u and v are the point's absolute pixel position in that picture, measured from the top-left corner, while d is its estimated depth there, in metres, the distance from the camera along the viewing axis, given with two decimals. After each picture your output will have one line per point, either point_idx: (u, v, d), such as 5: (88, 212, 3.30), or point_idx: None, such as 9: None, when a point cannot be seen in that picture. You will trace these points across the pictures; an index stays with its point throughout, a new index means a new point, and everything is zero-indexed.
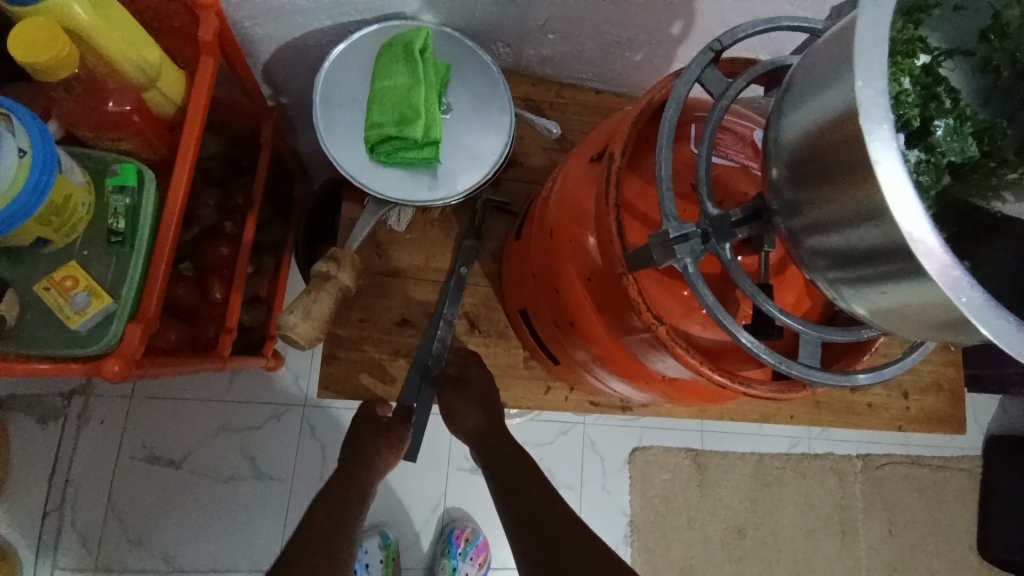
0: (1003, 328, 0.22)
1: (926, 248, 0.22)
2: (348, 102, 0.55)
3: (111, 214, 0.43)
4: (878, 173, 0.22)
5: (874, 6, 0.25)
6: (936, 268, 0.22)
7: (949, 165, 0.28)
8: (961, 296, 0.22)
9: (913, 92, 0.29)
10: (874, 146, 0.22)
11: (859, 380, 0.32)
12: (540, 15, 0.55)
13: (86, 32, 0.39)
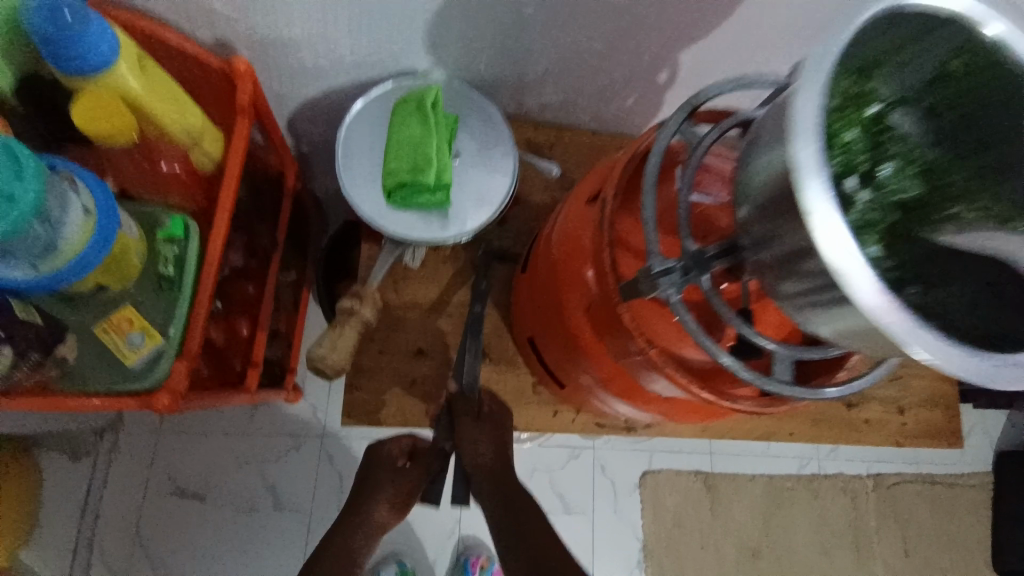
0: (922, 342, 0.26)
1: (851, 283, 0.26)
2: (367, 152, 0.60)
3: (162, 262, 0.48)
4: (808, 222, 0.26)
5: (810, 71, 0.28)
6: (862, 296, 0.26)
7: (894, 205, 0.32)
8: (883, 319, 0.26)
9: (859, 142, 0.33)
10: (805, 199, 0.26)
11: (827, 394, 0.35)
12: (539, 67, 0.60)
13: (141, 105, 0.45)
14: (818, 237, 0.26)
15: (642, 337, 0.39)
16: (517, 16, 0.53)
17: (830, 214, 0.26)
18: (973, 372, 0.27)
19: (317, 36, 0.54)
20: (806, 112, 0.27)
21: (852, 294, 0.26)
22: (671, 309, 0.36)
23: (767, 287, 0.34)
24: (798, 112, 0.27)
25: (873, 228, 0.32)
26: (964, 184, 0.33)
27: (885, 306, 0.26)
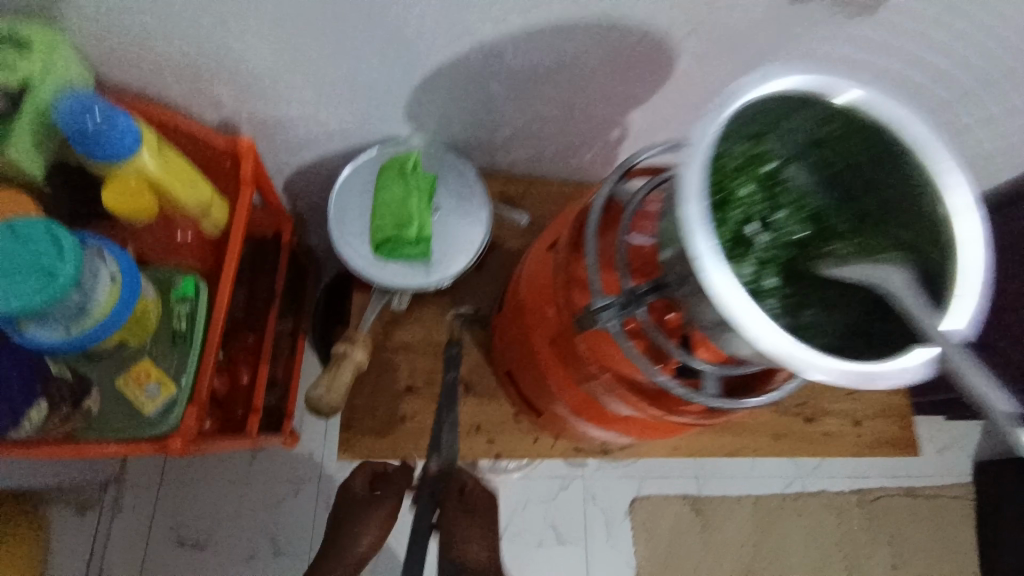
0: (794, 355, 0.33)
1: (731, 311, 0.33)
2: (354, 211, 0.66)
3: (176, 319, 0.54)
4: (696, 264, 0.33)
5: (693, 147, 0.35)
6: (742, 321, 0.33)
7: (787, 245, 0.39)
8: (761, 339, 0.33)
9: (755, 194, 0.40)
10: (693, 248, 0.33)
11: (747, 404, 0.43)
12: (505, 130, 0.68)
13: (158, 184, 0.52)
14: (705, 275, 0.33)
15: (596, 361, 0.47)
16: (484, 92, 0.61)
17: (710, 259, 0.33)
18: (842, 377, 0.33)
19: (310, 112, 0.62)
20: (690, 184, 0.34)
21: (734, 321, 0.33)
22: (613, 336, 0.42)
23: (691, 317, 0.41)
24: (684, 184, 0.34)
25: (769, 266, 0.39)
26: (847, 225, 0.39)
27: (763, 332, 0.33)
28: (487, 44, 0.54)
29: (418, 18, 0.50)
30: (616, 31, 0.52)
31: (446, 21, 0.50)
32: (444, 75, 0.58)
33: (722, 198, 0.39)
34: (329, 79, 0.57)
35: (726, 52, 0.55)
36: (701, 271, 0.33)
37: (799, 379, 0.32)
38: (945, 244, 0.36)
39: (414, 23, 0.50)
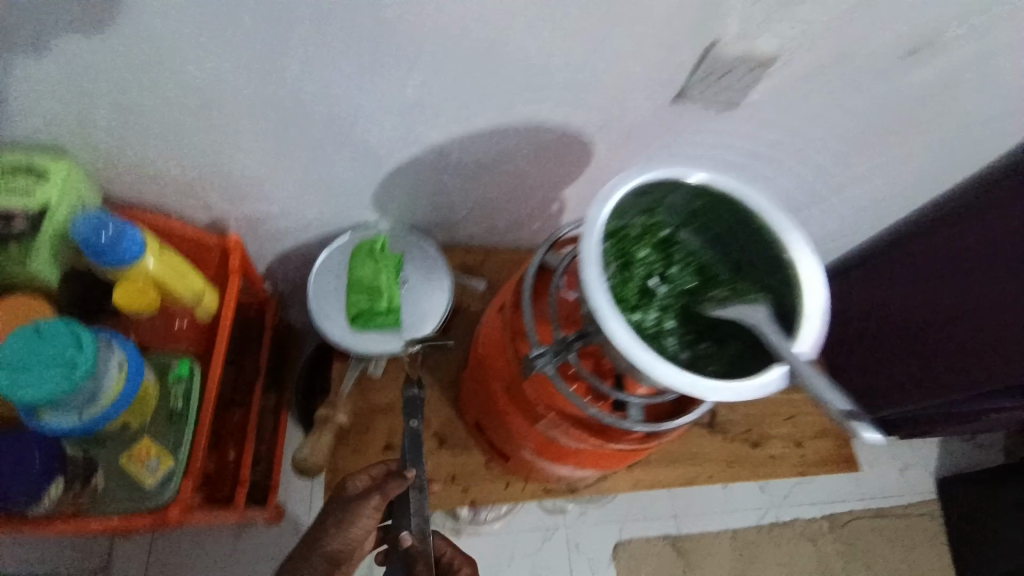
0: (680, 380, 0.42)
1: (628, 350, 0.42)
2: (331, 289, 0.75)
3: (172, 399, 0.61)
4: (597, 316, 0.42)
5: (591, 225, 0.46)
6: (637, 357, 0.42)
7: (679, 293, 0.50)
8: (653, 370, 0.42)
9: (651, 255, 0.51)
10: (593, 303, 0.43)
11: (667, 426, 0.52)
12: (461, 211, 0.78)
13: (158, 280, 0.60)
14: (605, 324, 0.42)
15: (543, 401, 0.55)
16: (438, 181, 0.71)
17: (607, 311, 0.42)
18: (721, 394, 0.42)
19: (289, 208, 0.72)
20: (591, 253, 0.44)
21: (631, 358, 0.42)
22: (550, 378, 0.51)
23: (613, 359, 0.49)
24: (586, 253, 0.44)
25: (666, 311, 0.49)
26: (726, 274, 0.50)
27: (658, 364, 0.42)
28: (437, 146, 0.65)
29: (378, 131, 0.61)
30: (541, 129, 0.64)
31: (402, 133, 0.62)
32: (403, 171, 0.69)
33: (626, 261, 0.50)
34: (306, 181, 0.68)
35: (634, 141, 0.67)
36: (603, 320, 0.42)
37: (683, 398, 0.41)
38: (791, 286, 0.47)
39: (375, 135, 0.62)
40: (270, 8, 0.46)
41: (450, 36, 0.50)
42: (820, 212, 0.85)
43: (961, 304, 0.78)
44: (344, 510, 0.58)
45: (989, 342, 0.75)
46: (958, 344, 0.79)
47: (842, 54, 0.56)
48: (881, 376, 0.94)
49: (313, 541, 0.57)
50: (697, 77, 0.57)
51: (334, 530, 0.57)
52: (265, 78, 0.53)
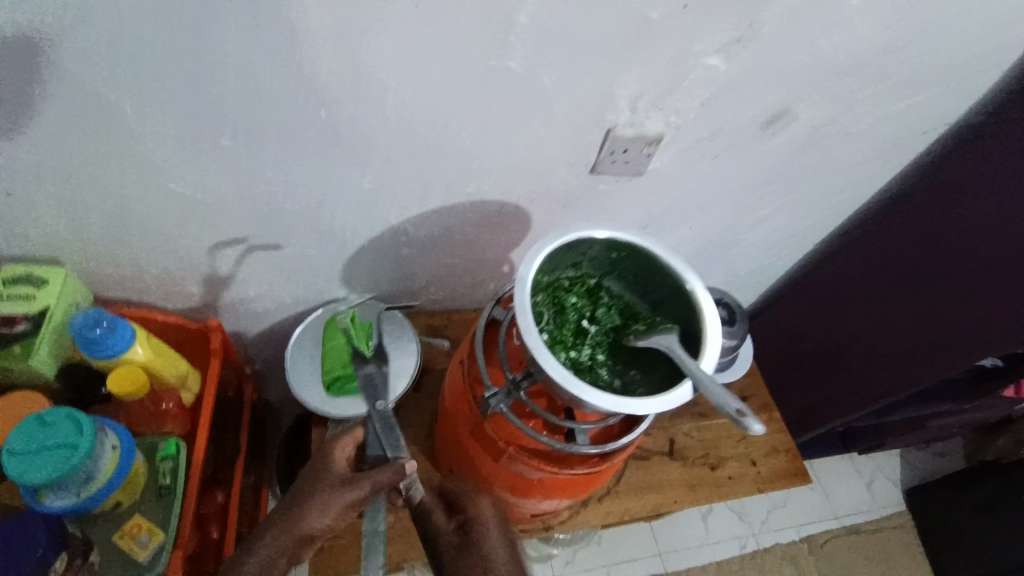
0: (605, 399, 0.50)
1: (561, 379, 0.49)
2: (307, 362, 0.81)
3: (161, 474, 0.65)
4: (534, 353, 0.50)
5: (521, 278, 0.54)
6: (568, 385, 0.49)
7: (607, 330, 0.59)
8: (584, 393, 0.50)
9: (579, 301, 0.60)
10: (529, 342, 0.50)
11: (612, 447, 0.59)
12: (422, 279, 0.87)
13: (147, 366, 0.66)
14: (540, 359, 0.50)
15: (504, 437, 0.62)
16: (399, 255, 0.81)
17: (540, 348, 0.50)
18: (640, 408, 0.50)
19: (265, 291, 0.80)
20: (524, 303, 0.52)
21: (564, 386, 0.49)
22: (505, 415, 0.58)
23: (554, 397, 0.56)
24: (519, 302, 0.52)
25: (597, 346, 0.58)
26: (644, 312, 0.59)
27: (589, 389, 0.50)
28: (394, 226, 0.75)
29: (340, 218, 0.71)
30: (483, 205, 0.75)
31: (364, 216, 0.72)
32: (366, 249, 0.78)
33: (559, 307, 0.59)
34: (278, 265, 0.76)
35: (566, 207, 0.78)
36: (539, 355, 0.50)
37: (609, 414, 0.48)
38: (694, 315, 0.57)
39: (338, 222, 0.71)
40: (242, 132, 0.56)
41: (395, 141, 0.62)
42: (740, 251, 0.98)
43: (942, 294, 0.86)
44: (318, 495, 0.62)
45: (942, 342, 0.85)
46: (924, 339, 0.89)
47: (718, 129, 0.69)
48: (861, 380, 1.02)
49: (287, 515, 0.62)
50: (603, 154, 0.69)
51: (307, 512, 0.62)
52: (238, 185, 0.62)
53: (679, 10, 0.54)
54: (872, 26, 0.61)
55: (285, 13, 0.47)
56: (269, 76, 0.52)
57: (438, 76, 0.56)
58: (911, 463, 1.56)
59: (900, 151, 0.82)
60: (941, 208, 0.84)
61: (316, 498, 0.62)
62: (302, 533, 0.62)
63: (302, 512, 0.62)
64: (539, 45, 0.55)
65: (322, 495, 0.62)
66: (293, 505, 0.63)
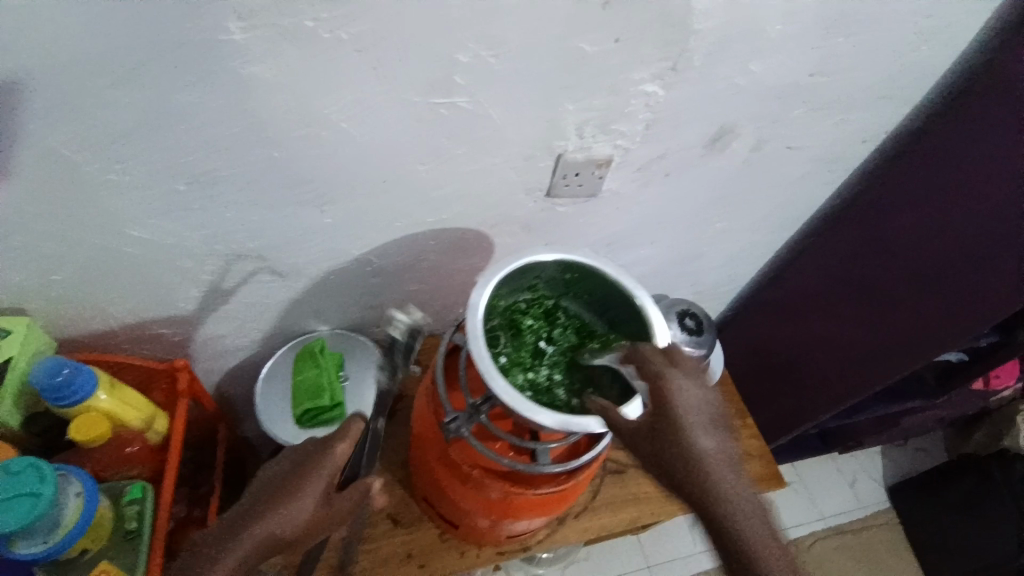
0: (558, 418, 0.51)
1: (514, 403, 0.51)
2: (278, 396, 0.82)
3: (127, 519, 0.66)
4: (488, 379, 0.51)
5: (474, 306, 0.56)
6: (521, 408, 0.50)
7: (563, 350, 0.61)
8: (537, 415, 0.51)
9: (536, 323, 0.62)
10: (483, 369, 0.52)
11: (573, 465, 0.60)
12: (392, 307, 0.89)
13: (110, 411, 0.66)
14: (493, 385, 0.51)
15: (468, 460, 0.63)
16: (366, 286, 0.82)
17: (493, 374, 0.51)
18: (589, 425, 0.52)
19: (234, 327, 0.80)
20: (476, 326, 0.54)
21: (518, 410, 0.51)
22: (468, 440, 0.59)
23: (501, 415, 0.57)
24: (471, 327, 0.54)
25: (554, 367, 0.59)
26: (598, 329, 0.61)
27: (540, 410, 0.51)
28: (359, 257, 0.76)
29: (304, 253, 0.72)
30: (446, 232, 0.77)
31: (328, 250, 0.73)
32: (332, 282, 0.79)
33: (516, 330, 0.61)
34: (246, 301, 0.77)
35: (527, 231, 0.80)
36: (492, 381, 0.51)
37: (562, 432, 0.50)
38: (647, 331, 0.59)
39: (302, 257, 0.73)
40: (199, 177, 0.58)
41: (350, 177, 0.63)
42: (704, 263, 1.00)
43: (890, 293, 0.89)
44: (314, 481, 0.61)
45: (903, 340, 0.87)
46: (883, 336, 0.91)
47: (665, 149, 0.72)
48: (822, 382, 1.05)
49: (276, 502, 0.60)
50: (556, 178, 0.72)
51: (301, 499, 0.60)
52: (200, 228, 0.64)
53: (612, 44, 0.57)
54: (800, 49, 0.64)
55: (231, 66, 0.49)
56: (221, 124, 0.54)
57: (388, 115, 0.58)
58: (892, 460, 1.58)
59: (845, 161, 0.85)
60: (885, 212, 0.87)
61: (312, 484, 0.61)
62: (292, 521, 0.59)
63: (294, 498, 0.60)
64: (482, 82, 0.57)
65: (317, 482, 0.61)
66: (283, 493, 0.60)
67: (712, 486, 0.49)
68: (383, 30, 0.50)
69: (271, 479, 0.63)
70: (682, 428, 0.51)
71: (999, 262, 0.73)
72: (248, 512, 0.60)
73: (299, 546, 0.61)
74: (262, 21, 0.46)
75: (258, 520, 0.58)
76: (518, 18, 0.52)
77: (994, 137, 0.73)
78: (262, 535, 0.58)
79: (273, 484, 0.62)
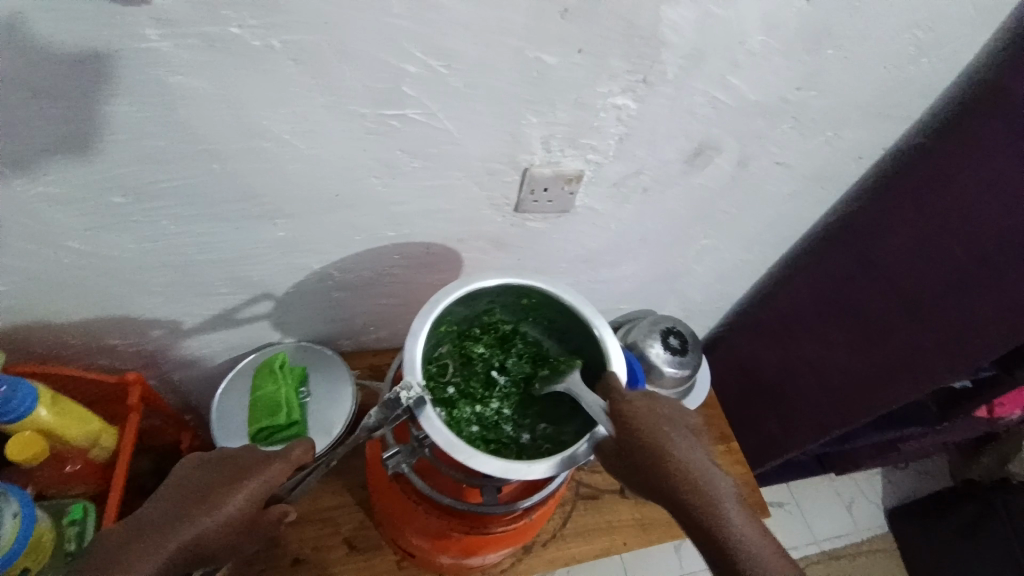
0: (495, 462, 0.47)
1: (448, 446, 0.47)
2: (235, 411, 0.79)
3: (67, 540, 0.65)
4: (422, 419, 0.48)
5: (415, 336, 0.52)
6: (455, 451, 0.47)
7: (517, 381, 0.59)
8: (473, 458, 0.47)
9: (489, 350, 0.60)
10: (418, 408, 0.48)
11: (521, 505, 0.56)
12: (360, 321, 0.85)
13: (51, 428, 0.64)
14: (428, 425, 0.48)
15: (414, 494, 0.59)
16: (330, 300, 0.79)
17: (427, 414, 0.48)
18: (529, 470, 0.48)
19: (193, 339, 0.78)
20: (414, 358, 0.51)
21: (452, 452, 0.47)
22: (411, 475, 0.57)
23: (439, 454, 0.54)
24: (409, 359, 0.51)
25: (506, 398, 0.58)
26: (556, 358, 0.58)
27: (476, 452, 0.48)
28: (319, 271, 0.73)
29: (259, 267, 0.69)
30: (411, 247, 0.73)
31: (284, 263, 0.70)
32: (293, 296, 0.76)
33: (466, 358, 0.59)
34: (204, 315, 0.74)
35: (497, 246, 0.76)
36: (426, 421, 0.48)
37: (498, 477, 0.46)
38: (604, 363, 0.55)
39: (258, 269, 0.70)
40: (136, 190, 0.55)
41: (301, 191, 0.60)
42: (690, 281, 0.96)
43: (882, 316, 0.83)
44: (253, 480, 0.57)
45: (904, 364, 0.82)
46: (880, 361, 0.85)
47: (642, 165, 0.68)
48: (811, 408, 1.00)
49: (208, 502, 0.55)
50: (524, 194, 0.68)
51: (237, 500, 0.56)
52: (144, 241, 0.61)
53: (575, 56, 0.53)
54: (784, 61, 0.60)
55: (157, 76, 0.46)
56: (154, 135, 0.51)
57: (335, 126, 0.54)
58: (892, 483, 1.52)
59: (839, 179, 0.80)
60: (879, 235, 0.82)
61: (251, 484, 0.57)
62: (222, 525, 0.55)
63: (229, 499, 0.55)
64: (436, 94, 0.54)
65: (256, 482, 0.57)
66: (217, 492, 0.56)
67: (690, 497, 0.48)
68: (323, 39, 0.47)
69: (194, 486, 0.57)
70: (647, 435, 0.49)
71: (1010, 291, 0.67)
72: (173, 513, 0.54)
73: (223, 552, 0.56)
74: (187, 29, 0.44)
75: (186, 522, 0.54)
76: (468, 28, 0.49)
77: (995, 158, 0.69)
78: (188, 538, 0.53)
79: (206, 484, 0.57)
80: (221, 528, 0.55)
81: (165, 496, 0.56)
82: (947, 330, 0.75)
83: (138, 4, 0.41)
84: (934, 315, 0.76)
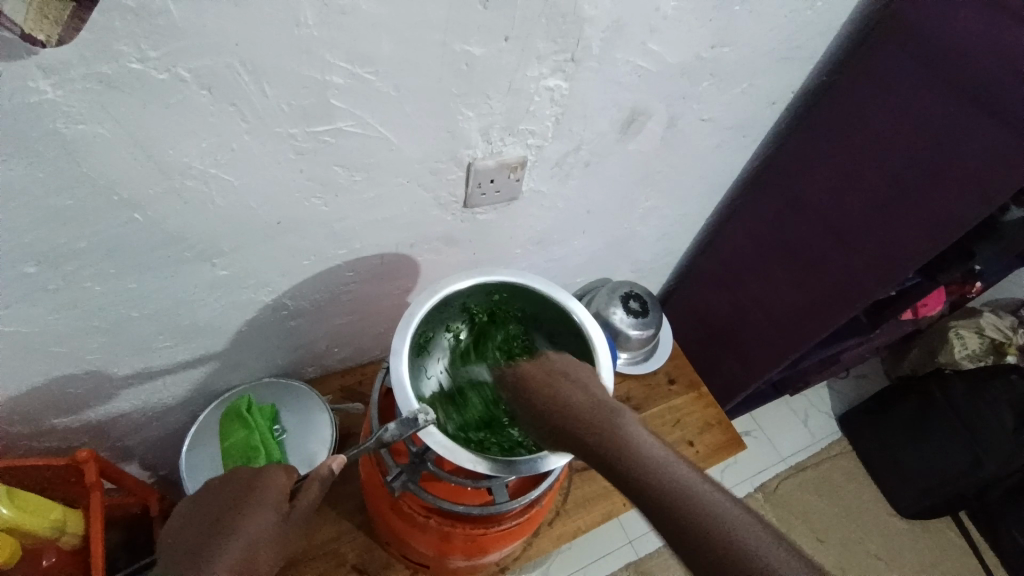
0: (502, 462, 0.49)
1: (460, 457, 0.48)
2: (207, 466, 0.73)
3: None
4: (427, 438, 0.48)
5: (397, 357, 0.52)
6: (466, 461, 0.48)
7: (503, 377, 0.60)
8: (483, 464, 0.48)
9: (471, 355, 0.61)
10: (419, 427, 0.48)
11: (530, 496, 0.57)
12: (322, 344, 0.82)
13: (16, 524, 0.60)
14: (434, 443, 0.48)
15: (420, 509, 0.59)
16: (287, 329, 0.75)
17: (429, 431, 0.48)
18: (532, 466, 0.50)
19: (143, 399, 0.72)
20: (400, 376, 0.51)
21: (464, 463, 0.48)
22: (417, 492, 0.57)
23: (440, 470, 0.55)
24: (395, 377, 0.50)
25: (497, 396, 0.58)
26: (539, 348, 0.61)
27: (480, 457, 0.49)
28: (272, 302, 0.69)
29: (203, 310, 0.64)
30: (363, 262, 0.70)
31: (231, 301, 0.65)
32: (246, 334, 0.72)
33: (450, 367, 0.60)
34: (151, 372, 0.69)
35: (451, 245, 0.75)
36: (429, 438, 0.48)
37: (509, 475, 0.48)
38: (587, 348, 0.57)
39: (202, 314, 0.65)
40: (50, 256, 0.50)
41: (237, 224, 0.56)
42: (638, 243, 0.98)
43: (813, 247, 0.89)
44: (268, 488, 0.53)
45: (835, 290, 0.88)
46: (815, 291, 0.91)
47: (579, 141, 0.69)
48: (759, 345, 1.07)
49: (232, 519, 0.51)
50: (472, 188, 0.66)
51: (271, 500, 0.52)
52: (64, 307, 0.55)
53: (500, 43, 0.52)
54: (698, 21, 0.62)
55: (51, 128, 0.41)
56: (59, 193, 0.46)
57: (263, 151, 0.51)
58: (839, 392, 1.66)
59: (759, 125, 0.85)
60: (800, 171, 0.88)
61: (263, 495, 0.53)
62: (251, 544, 0.50)
63: (251, 512, 0.51)
64: (366, 100, 0.51)
65: (275, 487, 0.53)
66: (235, 512, 0.51)
67: (646, 475, 0.44)
68: (234, 61, 0.43)
69: (216, 505, 0.53)
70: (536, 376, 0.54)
71: (921, 208, 0.73)
72: (199, 555, 0.49)
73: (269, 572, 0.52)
74: (78, 74, 0.39)
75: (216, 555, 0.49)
76: (388, 29, 0.47)
77: (903, 84, 0.73)
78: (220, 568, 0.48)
79: (219, 512, 0.52)
80: (252, 536, 0.50)
81: (189, 523, 0.52)
82: (871, 251, 0.81)
83: (20, 56, 0.37)
84: (857, 242, 0.83)
